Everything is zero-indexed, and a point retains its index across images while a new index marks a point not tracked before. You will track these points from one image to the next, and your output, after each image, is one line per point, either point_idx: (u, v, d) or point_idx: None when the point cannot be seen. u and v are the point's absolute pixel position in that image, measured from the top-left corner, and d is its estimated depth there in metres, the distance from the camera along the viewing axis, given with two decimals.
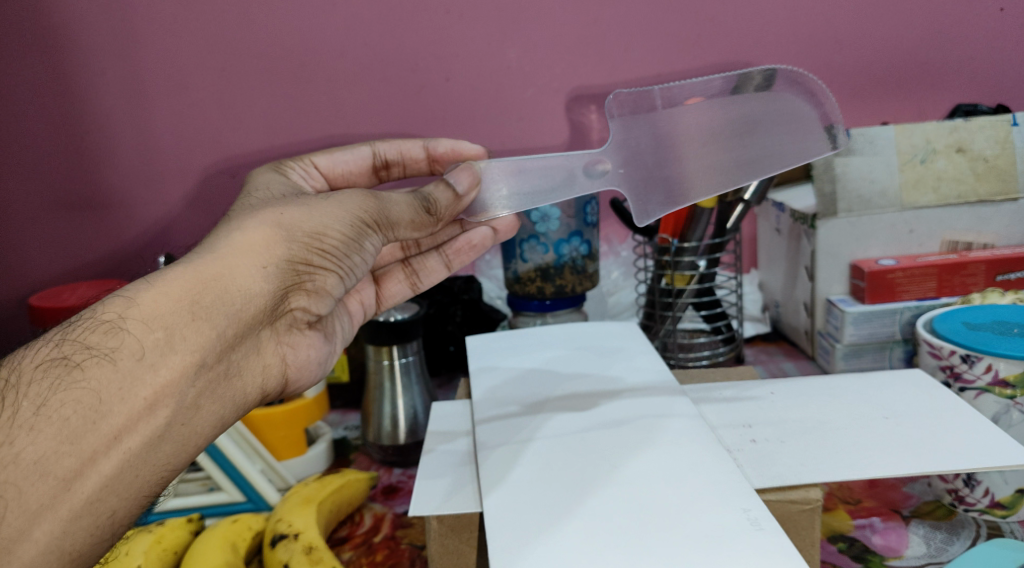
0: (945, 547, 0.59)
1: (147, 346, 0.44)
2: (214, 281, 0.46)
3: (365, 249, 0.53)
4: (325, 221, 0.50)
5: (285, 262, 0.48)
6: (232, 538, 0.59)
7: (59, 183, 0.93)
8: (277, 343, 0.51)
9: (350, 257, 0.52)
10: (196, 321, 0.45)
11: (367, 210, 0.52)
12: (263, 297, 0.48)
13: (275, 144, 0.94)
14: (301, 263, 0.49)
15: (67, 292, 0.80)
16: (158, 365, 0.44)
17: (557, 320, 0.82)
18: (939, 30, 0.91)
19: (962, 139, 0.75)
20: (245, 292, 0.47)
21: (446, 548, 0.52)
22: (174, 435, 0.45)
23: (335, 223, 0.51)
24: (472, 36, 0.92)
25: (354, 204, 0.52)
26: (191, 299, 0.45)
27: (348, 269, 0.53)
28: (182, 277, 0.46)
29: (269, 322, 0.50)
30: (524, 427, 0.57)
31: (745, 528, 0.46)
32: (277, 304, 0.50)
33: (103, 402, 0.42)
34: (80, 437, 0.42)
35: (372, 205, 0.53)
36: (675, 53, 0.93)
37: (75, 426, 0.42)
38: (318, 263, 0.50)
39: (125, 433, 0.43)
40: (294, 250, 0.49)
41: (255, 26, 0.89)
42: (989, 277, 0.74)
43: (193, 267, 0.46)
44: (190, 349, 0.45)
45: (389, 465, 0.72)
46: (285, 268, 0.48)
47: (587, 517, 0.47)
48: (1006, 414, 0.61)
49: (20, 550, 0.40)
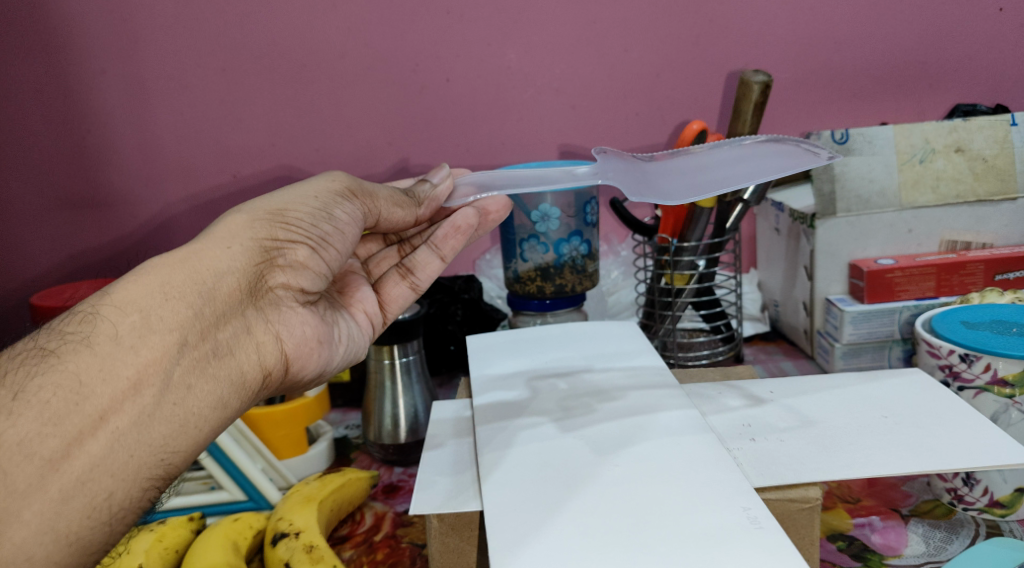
0: (944, 546, 0.59)
1: (124, 328, 0.46)
2: (184, 264, 0.49)
3: (336, 218, 0.56)
4: (286, 200, 0.54)
5: (251, 240, 0.52)
6: (233, 537, 0.60)
7: (62, 183, 0.94)
8: (267, 322, 0.53)
9: (320, 226, 0.55)
10: (171, 300, 0.48)
11: (331, 190, 0.56)
12: (236, 274, 0.50)
13: (276, 144, 0.94)
14: (268, 240, 0.52)
15: (68, 291, 0.80)
16: (137, 345, 0.46)
17: (557, 320, 0.83)
18: (939, 30, 0.91)
19: (960, 139, 0.75)
20: (217, 271, 0.50)
21: (447, 546, 0.52)
22: (165, 413, 0.46)
23: (297, 201, 0.54)
24: (473, 36, 0.92)
25: (321, 184, 0.56)
26: (163, 282, 0.48)
27: (321, 239, 0.55)
28: (156, 264, 0.49)
29: (251, 301, 0.52)
30: (526, 424, 0.57)
31: (745, 526, 0.46)
32: (257, 282, 0.52)
33: (84, 384, 0.45)
34: (63, 418, 0.44)
35: (343, 181, 0.57)
36: (674, 53, 0.93)
37: (57, 408, 0.44)
38: (286, 237, 0.53)
39: (110, 413, 0.45)
40: (259, 228, 0.52)
41: (255, 26, 0.90)
42: (988, 276, 0.74)
43: (163, 256, 0.50)
44: (169, 328, 0.47)
45: (390, 464, 0.73)
46: (253, 245, 0.52)
47: (588, 517, 0.47)
48: (1004, 413, 0.61)
49: (11, 532, 0.42)
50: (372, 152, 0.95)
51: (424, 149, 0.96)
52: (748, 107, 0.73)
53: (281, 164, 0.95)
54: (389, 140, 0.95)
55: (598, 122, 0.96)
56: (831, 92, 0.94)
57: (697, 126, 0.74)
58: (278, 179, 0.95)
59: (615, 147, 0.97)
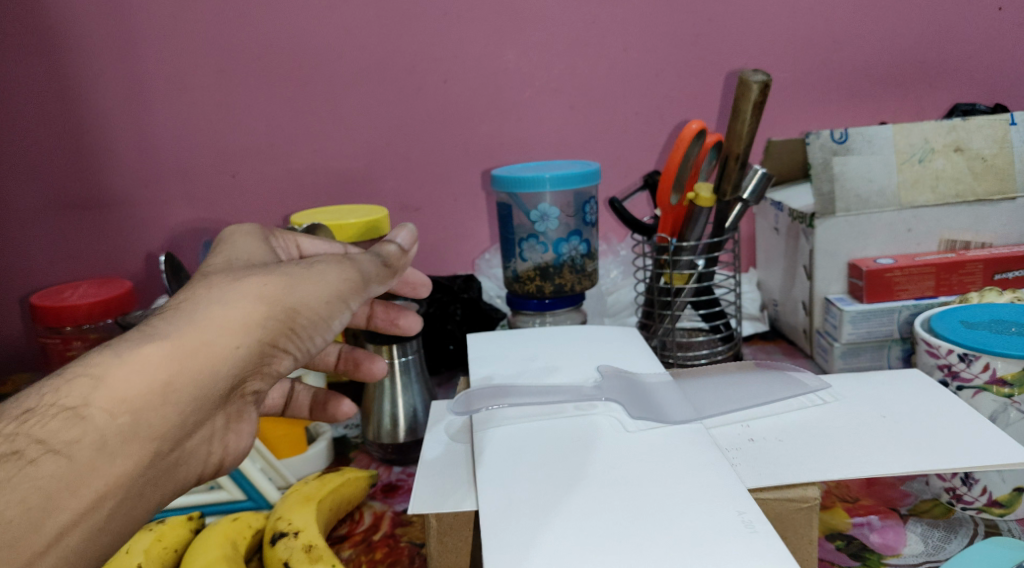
0: (943, 545, 0.60)
1: (107, 437, 0.43)
2: (174, 367, 0.45)
3: (335, 324, 0.51)
4: (296, 299, 0.49)
5: (248, 346, 0.47)
6: (233, 537, 0.60)
7: (60, 183, 0.93)
8: (232, 419, 0.50)
9: (315, 336, 0.50)
10: (157, 408, 0.45)
11: (342, 287, 0.51)
12: (223, 383, 0.47)
13: (274, 144, 0.94)
14: (260, 350, 0.48)
15: (67, 292, 0.80)
16: (115, 455, 0.44)
17: (556, 320, 0.82)
18: (937, 30, 0.92)
19: (960, 139, 0.75)
20: (207, 379, 0.46)
21: (445, 547, 0.52)
22: (117, 527, 0.45)
23: (306, 301, 0.49)
24: (471, 36, 0.92)
25: (334, 277, 0.50)
26: (152, 387, 0.44)
27: (310, 348, 0.51)
28: (148, 360, 0.45)
29: (222, 406, 0.49)
30: (523, 424, 0.57)
31: (739, 529, 0.46)
32: (236, 386, 0.49)
33: (50, 499, 0.42)
34: (18, 540, 0.41)
35: (354, 274, 0.51)
36: (673, 53, 0.93)
37: (16, 526, 0.41)
38: (279, 347, 0.49)
39: (67, 531, 0.43)
40: (259, 333, 0.47)
41: (254, 26, 0.90)
42: (987, 275, 0.74)
43: (155, 352, 0.45)
44: (144, 444, 0.45)
45: (389, 463, 0.73)
46: (248, 353, 0.47)
47: (586, 516, 0.48)
48: (1003, 412, 0.61)
49: None
50: (371, 152, 0.95)
51: (423, 149, 0.96)
52: (747, 106, 0.72)
53: (280, 164, 0.95)
54: (388, 140, 0.95)
55: (597, 122, 0.96)
56: (830, 92, 0.94)
57: (697, 125, 0.73)
58: (277, 179, 0.95)
59: (614, 147, 0.97)
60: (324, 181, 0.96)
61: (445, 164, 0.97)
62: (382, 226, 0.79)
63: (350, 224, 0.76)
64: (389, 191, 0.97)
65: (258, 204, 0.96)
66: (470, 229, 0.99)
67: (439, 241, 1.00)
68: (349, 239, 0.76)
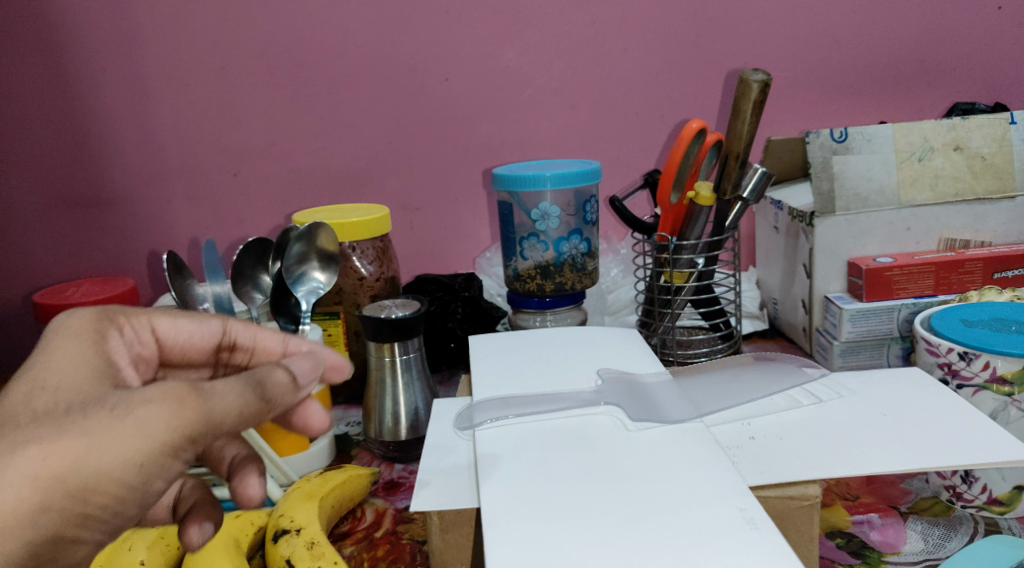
0: (943, 543, 0.60)
1: None
2: None
3: (153, 491, 0.44)
4: (89, 477, 0.42)
5: (24, 542, 0.42)
6: (235, 534, 0.60)
7: (63, 181, 0.94)
8: None
9: (124, 511, 0.44)
10: None
11: (158, 457, 0.43)
12: None
13: (276, 143, 0.95)
14: (42, 544, 0.43)
15: (70, 291, 0.81)
16: None
17: (556, 318, 0.82)
18: (937, 30, 0.92)
19: (959, 137, 0.75)
20: None
21: (447, 543, 0.53)
22: None
23: (103, 480, 0.43)
24: (472, 35, 0.92)
25: (148, 443, 0.43)
26: None
27: (119, 527, 0.44)
28: None
29: None
30: (524, 422, 0.57)
31: (740, 525, 0.46)
32: None
33: None
34: None
35: (183, 431, 0.44)
36: (673, 52, 0.94)
37: None
38: (70, 536, 0.43)
39: None
40: (36, 525, 0.42)
41: (255, 26, 0.90)
42: (987, 274, 0.74)
43: None
44: None
45: (390, 461, 0.73)
46: (25, 549, 0.42)
47: (586, 512, 0.48)
48: (1003, 410, 0.62)
49: None
50: (372, 151, 0.96)
51: (424, 148, 0.96)
52: (747, 105, 0.72)
53: (281, 163, 0.95)
54: (389, 139, 0.95)
55: (598, 121, 0.96)
56: (830, 91, 0.95)
57: (697, 124, 0.73)
58: (278, 178, 0.96)
59: (615, 146, 0.97)
60: (325, 180, 0.96)
61: (446, 163, 0.97)
62: (382, 224, 0.78)
63: (351, 221, 0.76)
64: (390, 190, 0.97)
65: (259, 203, 0.96)
66: (471, 228, 1.00)
67: (440, 240, 1.00)
68: (350, 237, 0.76)
